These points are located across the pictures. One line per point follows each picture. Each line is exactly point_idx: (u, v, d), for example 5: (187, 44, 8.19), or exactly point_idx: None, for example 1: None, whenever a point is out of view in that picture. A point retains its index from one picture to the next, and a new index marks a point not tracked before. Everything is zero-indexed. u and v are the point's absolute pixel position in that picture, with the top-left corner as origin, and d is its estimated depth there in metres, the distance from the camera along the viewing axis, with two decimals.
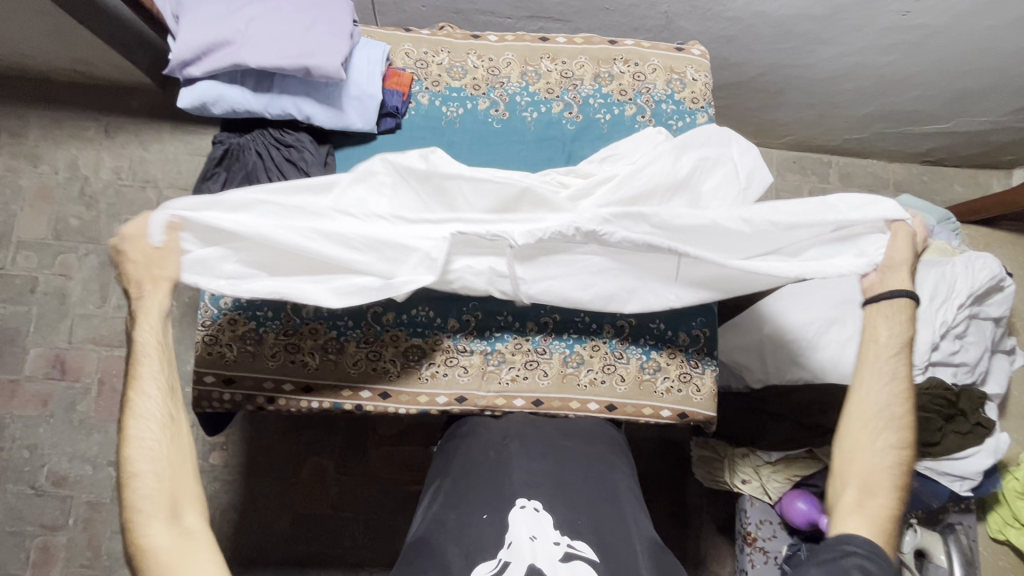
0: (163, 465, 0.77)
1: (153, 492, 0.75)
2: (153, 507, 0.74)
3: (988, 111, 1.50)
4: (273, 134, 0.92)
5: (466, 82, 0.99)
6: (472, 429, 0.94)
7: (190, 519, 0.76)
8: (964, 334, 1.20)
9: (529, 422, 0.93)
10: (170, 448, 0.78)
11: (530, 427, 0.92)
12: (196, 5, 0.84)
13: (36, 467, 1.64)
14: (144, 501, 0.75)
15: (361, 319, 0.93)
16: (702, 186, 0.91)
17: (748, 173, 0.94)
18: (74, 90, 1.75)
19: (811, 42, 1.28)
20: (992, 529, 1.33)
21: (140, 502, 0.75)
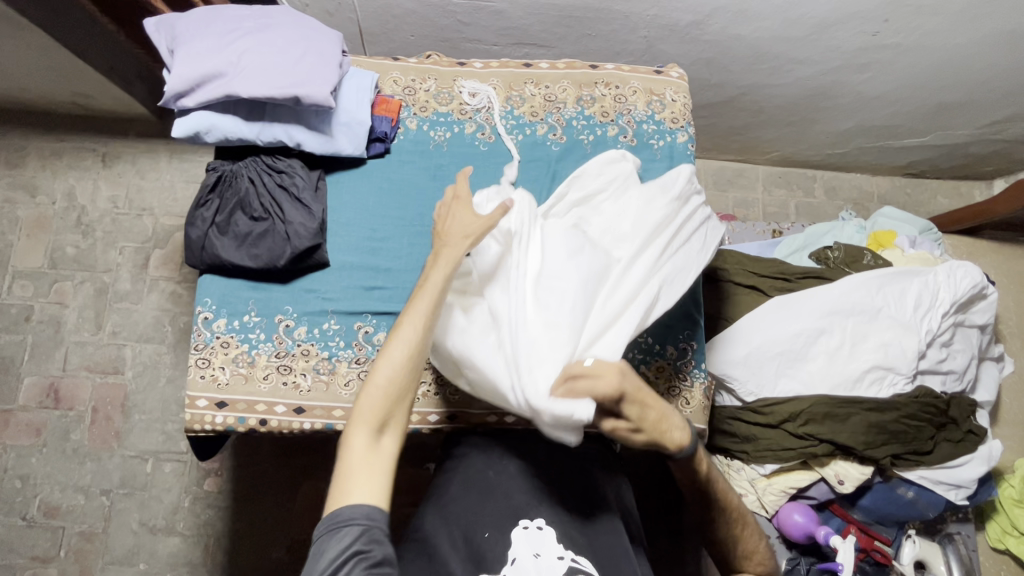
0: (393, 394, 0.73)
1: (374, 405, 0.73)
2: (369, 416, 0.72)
3: (965, 125, 1.54)
4: (265, 160, 0.93)
5: (453, 107, 1.02)
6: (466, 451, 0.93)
7: (386, 441, 0.73)
8: (951, 342, 1.22)
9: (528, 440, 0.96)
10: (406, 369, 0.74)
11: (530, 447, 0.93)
12: (190, 38, 0.87)
13: (27, 498, 1.62)
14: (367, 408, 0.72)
15: (351, 339, 0.93)
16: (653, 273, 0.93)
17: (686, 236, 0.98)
18: (73, 122, 1.79)
19: (787, 62, 1.32)
20: (991, 538, 1.32)
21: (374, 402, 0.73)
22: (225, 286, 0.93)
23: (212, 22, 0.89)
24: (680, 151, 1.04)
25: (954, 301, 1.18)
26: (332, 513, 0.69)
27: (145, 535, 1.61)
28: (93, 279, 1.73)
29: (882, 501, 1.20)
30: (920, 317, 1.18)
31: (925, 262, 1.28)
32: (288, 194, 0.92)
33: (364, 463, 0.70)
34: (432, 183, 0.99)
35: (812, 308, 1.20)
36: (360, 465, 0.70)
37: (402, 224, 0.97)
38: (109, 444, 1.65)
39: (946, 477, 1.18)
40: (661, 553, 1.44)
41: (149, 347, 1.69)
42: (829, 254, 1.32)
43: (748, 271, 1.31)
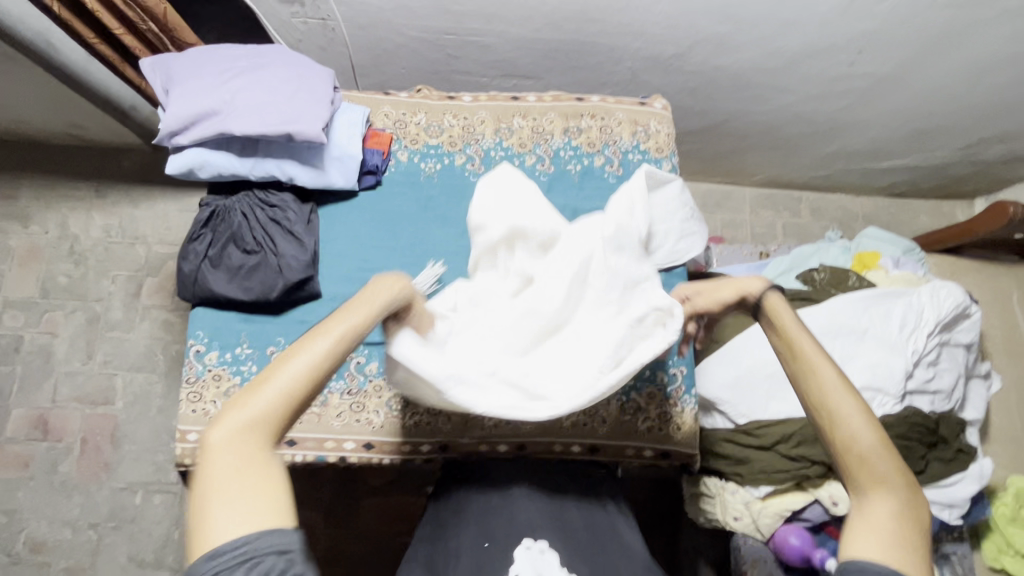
0: (296, 380, 0.60)
1: (270, 398, 0.59)
2: (249, 407, 0.58)
3: (943, 147, 1.59)
4: (258, 194, 0.95)
5: (444, 139, 1.04)
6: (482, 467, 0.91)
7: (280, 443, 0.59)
8: (938, 362, 1.23)
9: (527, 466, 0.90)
10: (317, 363, 0.61)
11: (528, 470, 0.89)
12: (185, 79, 0.89)
13: (13, 533, 1.59)
14: (258, 401, 0.58)
15: (344, 370, 0.95)
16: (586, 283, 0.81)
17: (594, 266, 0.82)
18: (67, 153, 1.80)
19: (768, 91, 1.36)
20: (987, 558, 1.31)
21: (257, 394, 0.59)
22: (218, 318, 0.93)
23: (207, 62, 0.91)
24: None
25: (938, 321, 1.19)
26: (199, 549, 0.54)
27: (134, 569, 1.58)
28: (84, 308, 1.72)
29: None
30: (906, 337, 1.19)
31: (909, 283, 1.30)
32: (280, 227, 0.94)
33: (234, 452, 0.57)
34: (422, 214, 1.01)
35: None
36: (244, 472, 0.57)
37: (392, 253, 0.98)
38: (98, 476, 1.63)
39: (939, 495, 1.18)
40: None
41: (140, 376, 1.68)
42: (815, 276, 1.34)
43: None
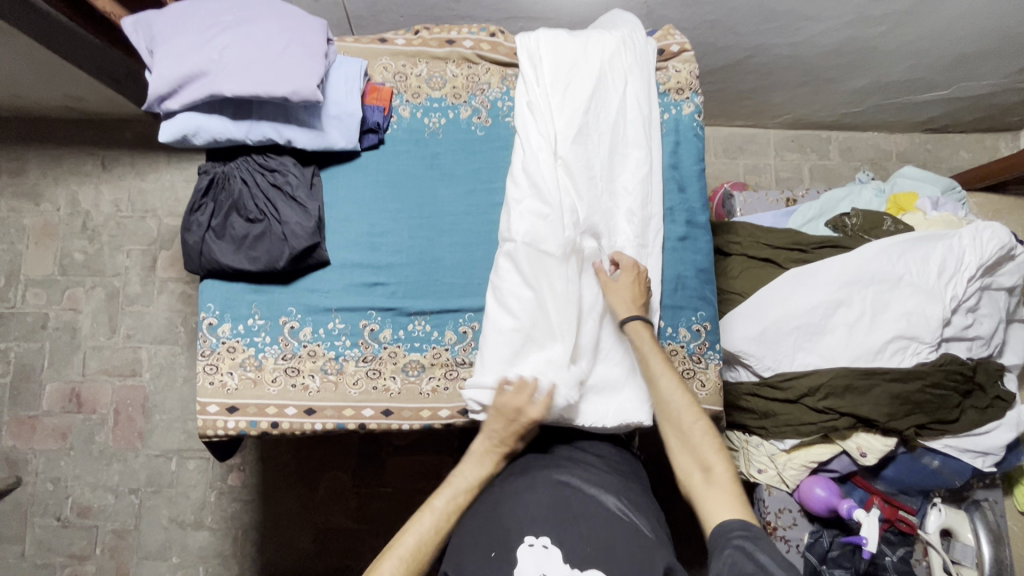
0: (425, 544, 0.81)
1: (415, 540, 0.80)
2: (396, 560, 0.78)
3: (989, 75, 1.47)
4: (257, 160, 0.89)
5: (447, 91, 0.97)
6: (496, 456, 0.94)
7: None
8: (977, 308, 1.17)
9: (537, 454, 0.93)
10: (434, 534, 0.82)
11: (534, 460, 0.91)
12: (169, 37, 0.80)
13: (60, 499, 1.67)
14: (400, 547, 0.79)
15: (358, 337, 0.91)
16: (545, 178, 0.90)
17: (567, 169, 0.91)
18: (70, 127, 1.77)
19: (798, 20, 1.26)
20: (1020, 502, 1.29)
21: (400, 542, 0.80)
22: (227, 290, 0.90)
23: (191, 17, 0.82)
24: (685, 125, 1.00)
25: (981, 264, 1.12)
26: None
27: (175, 529, 1.65)
28: (103, 284, 1.74)
29: (906, 471, 1.19)
30: (944, 283, 1.13)
31: (949, 224, 1.20)
32: (281, 193, 0.88)
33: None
34: (429, 173, 0.95)
35: (829, 280, 1.16)
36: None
37: (401, 216, 0.94)
38: (133, 445, 1.68)
39: (972, 444, 1.15)
40: (681, 527, 1.46)
41: (164, 349, 1.71)
42: (846, 222, 1.26)
43: (761, 243, 1.28)
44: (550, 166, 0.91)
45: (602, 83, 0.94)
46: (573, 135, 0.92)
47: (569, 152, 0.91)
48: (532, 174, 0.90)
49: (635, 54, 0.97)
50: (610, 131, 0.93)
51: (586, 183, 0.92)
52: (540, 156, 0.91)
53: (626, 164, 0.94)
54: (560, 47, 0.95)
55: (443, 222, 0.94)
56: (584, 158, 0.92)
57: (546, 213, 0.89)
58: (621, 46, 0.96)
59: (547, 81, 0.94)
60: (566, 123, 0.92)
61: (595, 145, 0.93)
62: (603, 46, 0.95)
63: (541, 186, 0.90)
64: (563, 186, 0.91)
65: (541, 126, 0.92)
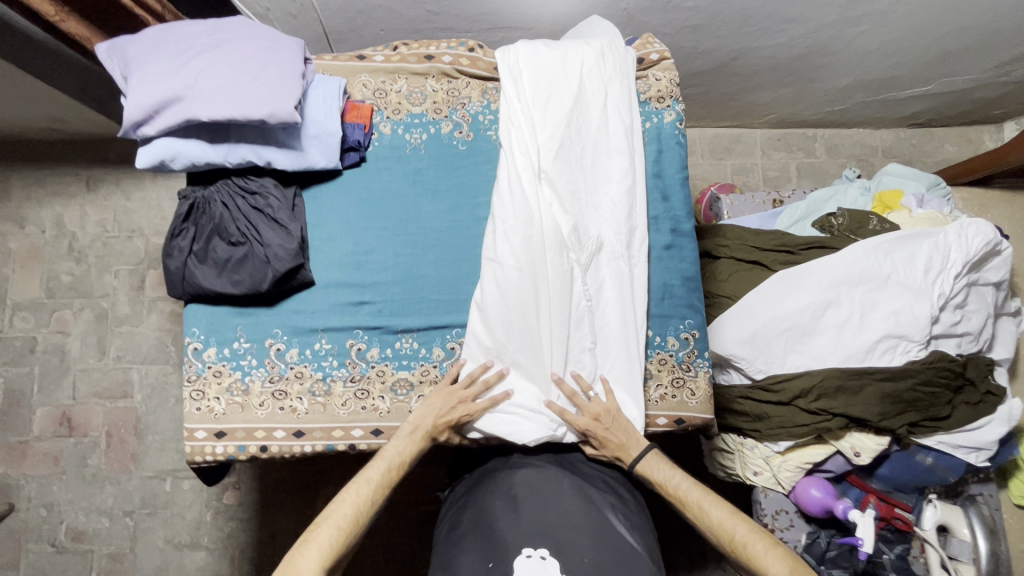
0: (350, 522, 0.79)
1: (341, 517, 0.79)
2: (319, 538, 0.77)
3: (970, 70, 1.47)
4: (237, 182, 0.88)
5: (427, 106, 0.96)
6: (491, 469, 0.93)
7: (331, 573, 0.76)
8: (965, 304, 1.17)
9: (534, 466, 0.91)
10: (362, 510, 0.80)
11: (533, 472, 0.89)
12: (144, 63, 0.80)
13: (54, 525, 1.65)
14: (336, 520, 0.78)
15: (345, 357, 0.90)
16: (530, 195, 0.90)
17: (550, 184, 0.91)
18: (53, 149, 1.76)
19: (779, 22, 1.26)
20: (1015, 496, 1.29)
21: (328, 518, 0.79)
22: (211, 314, 0.90)
23: (165, 42, 0.81)
24: (668, 132, 1.00)
25: (967, 261, 1.12)
26: None
27: (172, 551, 1.64)
28: (92, 305, 1.72)
29: (900, 469, 1.20)
30: (931, 281, 1.13)
31: (935, 222, 1.21)
32: (263, 215, 0.88)
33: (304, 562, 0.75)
34: (413, 189, 0.95)
35: (818, 282, 1.16)
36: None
37: (385, 234, 0.93)
38: (127, 467, 1.67)
39: (965, 440, 1.16)
40: (680, 532, 1.46)
41: (154, 369, 1.70)
42: (833, 222, 1.26)
43: (749, 246, 1.28)
44: (534, 182, 0.91)
45: (583, 96, 0.94)
46: (556, 150, 0.91)
47: (551, 167, 0.91)
48: (515, 191, 0.90)
49: (615, 64, 0.97)
50: (593, 144, 0.93)
51: (571, 197, 0.92)
52: (522, 174, 0.91)
53: (610, 176, 0.94)
54: (539, 60, 0.94)
55: (427, 238, 0.94)
56: (568, 173, 0.92)
57: (531, 230, 0.89)
58: (600, 57, 0.96)
59: (528, 95, 0.94)
60: (547, 138, 0.92)
61: (577, 158, 0.93)
62: (582, 57, 0.95)
63: (525, 203, 0.89)
64: (547, 202, 0.91)
65: (524, 143, 0.92)
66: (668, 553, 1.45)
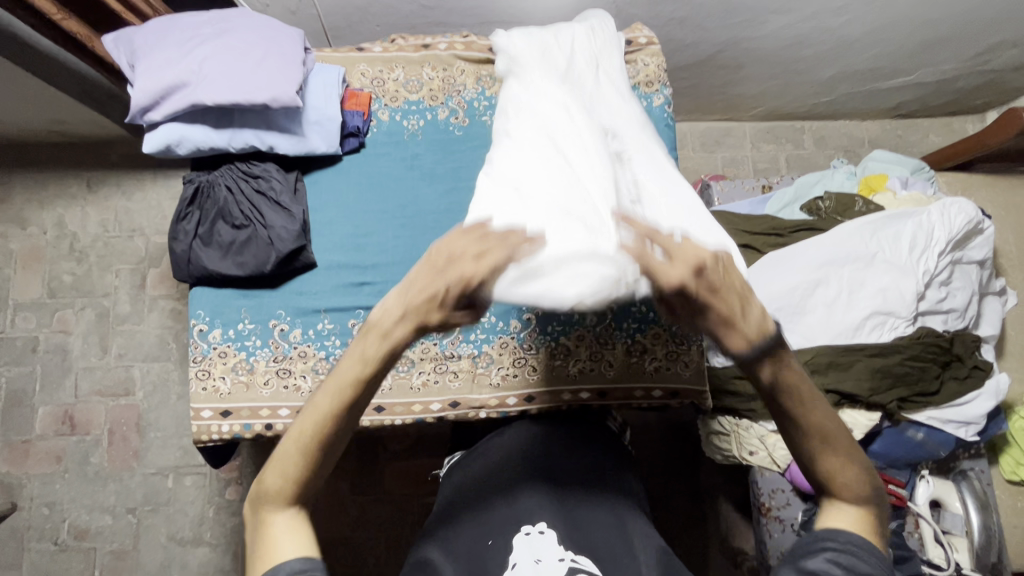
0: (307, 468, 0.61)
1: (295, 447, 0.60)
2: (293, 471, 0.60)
3: (950, 59, 1.52)
4: (240, 167, 0.91)
5: (424, 94, 1.00)
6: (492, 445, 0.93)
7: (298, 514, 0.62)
8: (949, 281, 1.20)
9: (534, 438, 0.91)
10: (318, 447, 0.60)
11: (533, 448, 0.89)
12: (151, 52, 0.82)
13: (57, 523, 1.66)
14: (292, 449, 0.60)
15: (347, 336, 0.92)
16: (523, 134, 0.80)
17: (545, 122, 0.81)
18: (53, 151, 1.78)
19: (762, 13, 1.30)
20: (1006, 471, 1.32)
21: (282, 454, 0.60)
22: (216, 296, 0.92)
23: (170, 32, 0.84)
24: (657, 116, 1.03)
25: (950, 239, 1.16)
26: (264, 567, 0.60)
27: (175, 547, 1.64)
28: (93, 304, 1.74)
29: (893, 445, 1.21)
30: (916, 258, 1.16)
31: (919, 203, 1.24)
32: (266, 198, 0.90)
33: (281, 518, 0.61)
34: (410, 173, 0.98)
35: (808, 262, 1.19)
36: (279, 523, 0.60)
37: (385, 217, 0.96)
38: (129, 464, 1.68)
39: (954, 414, 1.18)
40: (679, 515, 1.48)
41: (156, 366, 1.71)
42: (820, 205, 1.30)
43: (739, 230, 1.31)
44: (527, 123, 0.82)
45: (578, 62, 0.94)
46: (550, 94, 0.84)
47: (547, 106, 0.83)
48: (508, 133, 0.82)
49: (605, 43, 0.99)
50: (590, 96, 0.89)
51: (572, 132, 0.79)
52: (514, 118, 0.83)
53: (611, 124, 0.87)
54: (532, 35, 0.95)
55: (425, 221, 0.96)
56: (564, 113, 0.82)
57: (527, 162, 0.76)
58: (591, 36, 0.99)
59: (520, 59, 0.92)
60: (541, 87, 0.86)
61: (574, 101, 0.85)
62: (573, 33, 0.97)
63: (519, 141, 0.80)
64: (543, 135, 0.80)
65: (517, 94, 0.86)
66: (668, 536, 1.47)
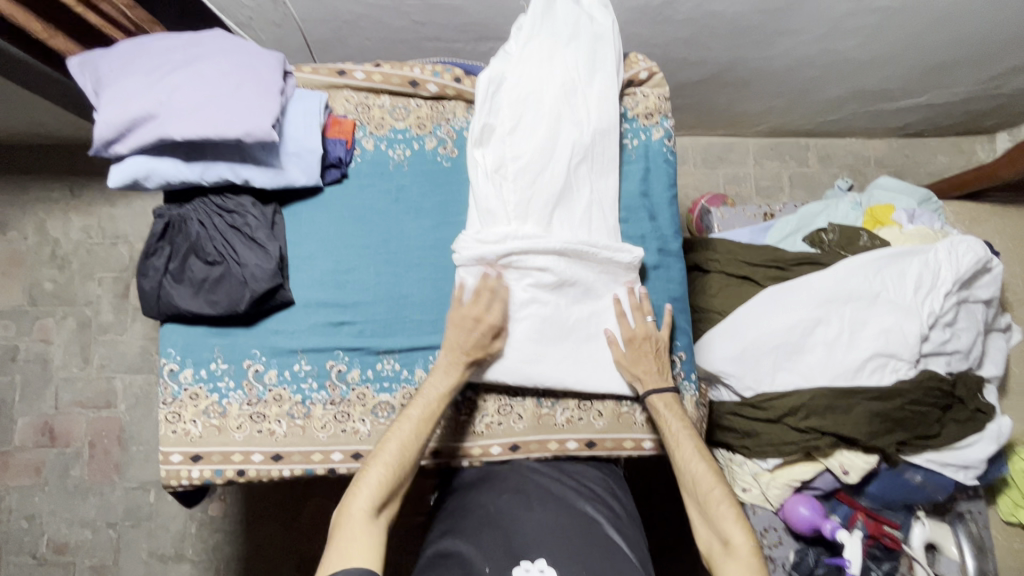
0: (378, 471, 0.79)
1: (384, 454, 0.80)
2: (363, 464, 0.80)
3: (964, 82, 1.46)
4: (214, 201, 0.86)
5: (411, 121, 0.95)
6: (488, 476, 0.92)
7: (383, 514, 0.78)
8: (955, 322, 1.16)
9: (527, 476, 0.91)
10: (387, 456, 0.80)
11: (528, 483, 0.89)
12: (116, 80, 0.77)
13: (36, 536, 1.63)
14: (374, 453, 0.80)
15: (325, 379, 0.88)
16: (507, 197, 0.89)
17: (530, 187, 0.89)
18: (34, 153, 1.72)
19: (769, 35, 1.25)
20: (1004, 512, 1.29)
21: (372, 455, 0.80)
22: (188, 334, 0.88)
23: (138, 57, 0.79)
24: (656, 150, 0.98)
25: (957, 279, 1.11)
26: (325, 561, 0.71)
27: (156, 563, 1.62)
28: (75, 313, 1.70)
29: (889, 487, 1.18)
30: (921, 299, 1.12)
31: (925, 238, 1.20)
32: (241, 235, 0.86)
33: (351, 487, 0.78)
34: (395, 207, 0.93)
35: (808, 298, 1.15)
36: (363, 532, 0.74)
37: (367, 252, 0.92)
38: (111, 477, 1.65)
39: (953, 458, 1.15)
40: (668, 543, 1.45)
41: (138, 378, 1.68)
42: (823, 237, 1.26)
43: (739, 260, 1.27)
44: (512, 186, 0.89)
45: (572, 97, 0.91)
46: (534, 152, 0.89)
47: (534, 169, 0.89)
48: (493, 192, 0.90)
49: (603, 60, 0.93)
50: (577, 146, 0.90)
51: (552, 201, 0.89)
52: (501, 175, 0.90)
53: (594, 177, 0.92)
54: (528, 57, 0.91)
55: (410, 257, 0.92)
56: (548, 175, 0.89)
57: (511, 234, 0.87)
58: (590, 53, 0.92)
59: (512, 96, 0.91)
60: (527, 140, 0.90)
61: (556, 160, 0.90)
62: (569, 58, 0.92)
63: (503, 205, 0.89)
64: (525, 201, 0.89)
65: (504, 145, 0.90)
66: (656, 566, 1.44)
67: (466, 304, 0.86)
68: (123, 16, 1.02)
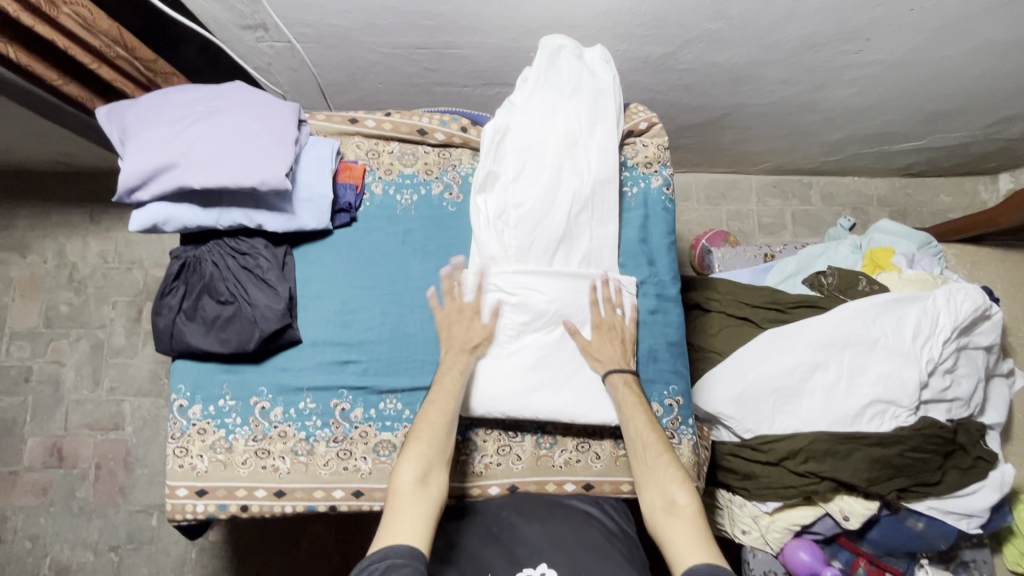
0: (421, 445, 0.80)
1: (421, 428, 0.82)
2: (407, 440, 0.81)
3: (963, 128, 1.49)
4: (228, 243, 0.90)
5: (419, 167, 0.98)
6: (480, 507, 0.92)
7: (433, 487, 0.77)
8: (955, 368, 1.16)
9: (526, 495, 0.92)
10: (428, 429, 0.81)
11: (525, 500, 0.91)
12: (141, 131, 0.82)
13: (39, 557, 1.64)
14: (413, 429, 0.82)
15: (329, 418, 0.90)
16: (508, 243, 0.93)
17: (530, 234, 0.93)
18: (58, 180, 1.79)
19: (769, 83, 1.28)
20: (1010, 562, 1.27)
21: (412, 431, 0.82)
22: (198, 370, 0.90)
23: (162, 109, 0.83)
24: (654, 198, 1.01)
25: (955, 326, 1.12)
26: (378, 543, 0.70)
27: None
28: (88, 336, 1.74)
29: (891, 534, 1.18)
30: (920, 346, 1.12)
31: (924, 284, 1.21)
32: (252, 276, 0.89)
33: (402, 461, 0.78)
34: (401, 250, 0.96)
35: (807, 342, 1.16)
36: (405, 504, 0.74)
37: (373, 292, 0.95)
38: (115, 500, 1.66)
39: (956, 506, 1.14)
40: None
41: (146, 402, 1.71)
42: (823, 280, 1.27)
43: (739, 301, 1.29)
44: (513, 233, 0.93)
45: (573, 148, 0.95)
46: (535, 200, 0.93)
47: (534, 217, 0.93)
48: (495, 237, 0.93)
49: (605, 113, 0.96)
50: (577, 195, 0.94)
51: (551, 247, 0.93)
52: (503, 222, 0.94)
53: (593, 225, 0.95)
54: (532, 110, 0.95)
55: (414, 298, 0.95)
56: (548, 222, 0.93)
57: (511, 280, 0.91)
58: (591, 107, 0.96)
59: (515, 145, 0.94)
60: (528, 188, 0.94)
61: (556, 208, 0.93)
62: (571, 111, 0.95)
63: (503, 250, 0.93)
64: (524, 247, 0.92)
65: (507, 192, 0.94)
66: None
67: (450, 299, 0.92)
68: (139, 72, 1.10)
